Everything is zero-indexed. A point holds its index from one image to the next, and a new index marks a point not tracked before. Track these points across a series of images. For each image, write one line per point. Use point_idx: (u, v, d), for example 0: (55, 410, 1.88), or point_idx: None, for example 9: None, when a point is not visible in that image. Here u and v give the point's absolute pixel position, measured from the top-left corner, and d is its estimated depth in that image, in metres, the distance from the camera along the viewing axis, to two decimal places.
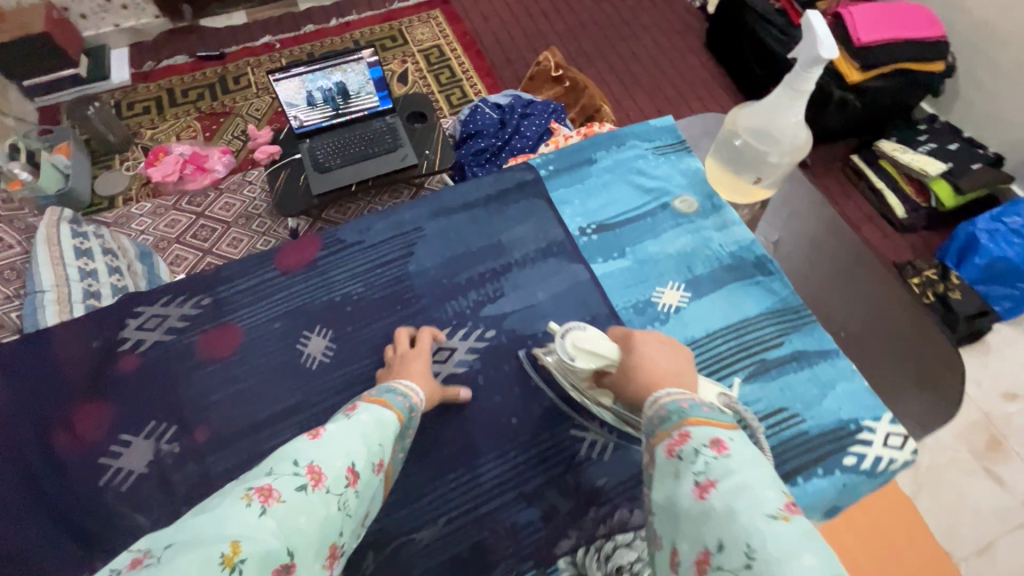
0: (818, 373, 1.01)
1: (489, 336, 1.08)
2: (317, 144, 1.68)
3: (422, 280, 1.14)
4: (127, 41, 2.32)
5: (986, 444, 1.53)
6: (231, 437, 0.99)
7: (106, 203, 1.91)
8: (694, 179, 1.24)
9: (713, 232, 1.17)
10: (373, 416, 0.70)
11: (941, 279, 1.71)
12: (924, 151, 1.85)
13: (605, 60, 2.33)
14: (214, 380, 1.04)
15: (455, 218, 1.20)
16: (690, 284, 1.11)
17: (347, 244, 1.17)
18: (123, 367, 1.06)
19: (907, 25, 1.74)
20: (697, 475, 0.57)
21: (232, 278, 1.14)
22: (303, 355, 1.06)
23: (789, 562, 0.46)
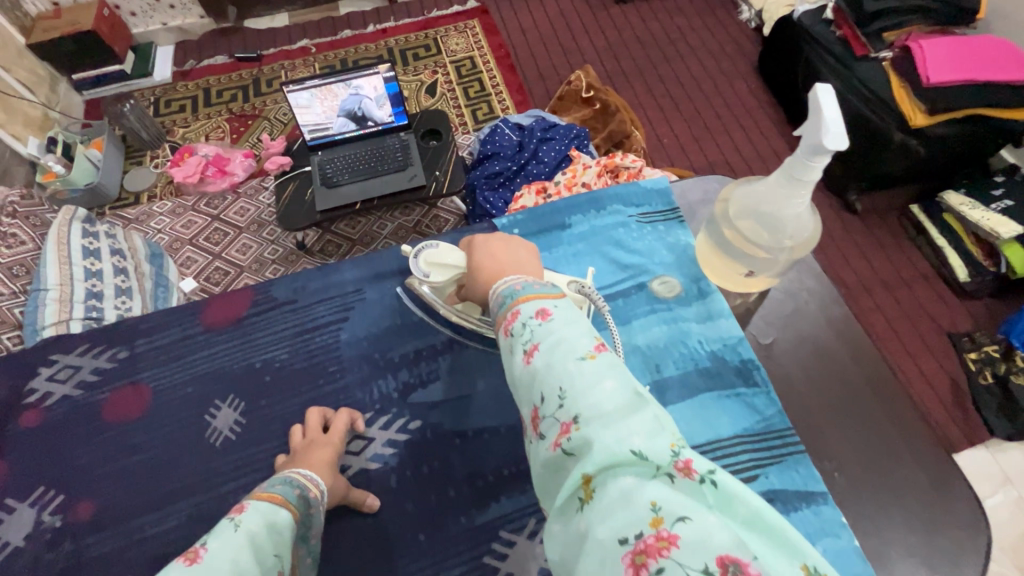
0: (795, 525, 0.72)
1: (413, 427, 0.86)
2: (327, 159, 1.66)
3: (352, 351, 0.92)
4: (173, 39, 2.38)
5: None
6: (118, 515, 0.81)
7: (133, 199, 1.96)
8: (681, 257, 0.95)
9: (694, 323, 0.88)
10: (265, 519, 0.59)
11: (1003, 359, 1.51)
12: (997, 210, 1.59)
13: (643, 81, 2.19)
14: (112, 449, 0.86)
15: (404, 280, 0.98)
16: (653, 389, 0.82)
17: (276, 303, 0.96)
18: (23, 423, 0.90)
19: (990, 64, 1.51)
20: (523, 344, 0.54)
21: (149, 332, 0.96)
22: (208, 430, 0.87)
23: (593, 392, 0.47)
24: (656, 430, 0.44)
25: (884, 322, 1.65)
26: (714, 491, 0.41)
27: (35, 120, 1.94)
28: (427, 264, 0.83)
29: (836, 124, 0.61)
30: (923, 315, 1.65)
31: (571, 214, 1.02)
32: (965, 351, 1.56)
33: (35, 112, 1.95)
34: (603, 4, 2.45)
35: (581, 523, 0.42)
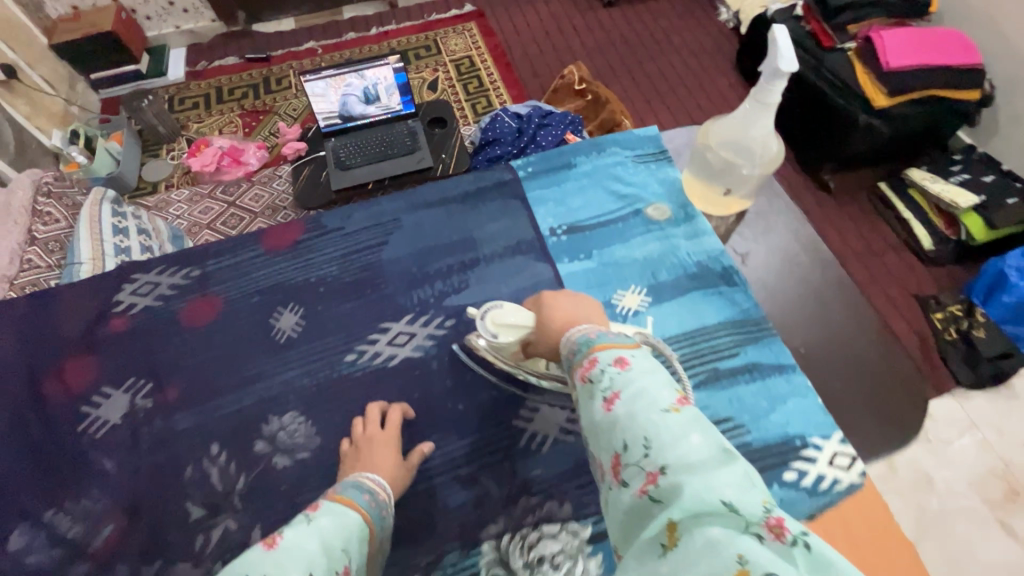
0: (770, 387, 0.89)
1: (448, 325, 0.97)
2: (340, 144, 1.78)
3: (394, 268, 1.04)
4: (185, 41, 2.50)
5: (1002, 495, 1.44)
6: (203, 395, 0.91)
7: (150, 188, 2.06)
8: (670, 189, 1.12)
9: (683, 240, 1.05)
10: (336, 519, 0.63)
11: (965, 316, 1.65)
12: (956, 182, 1.77)
13: (631, 76, 2.35)
14: (189, 349, 0.96)
15: (432, 211, 1.10)
16: (652, 290, 0.99)
17: (326, 230, 1.08)
18: (109, 328, 0.99)
19: (941, 51, 1.68)
20: (603, 392, 0.58)
21: (216, 254, 1.07)
22: (274, 330, 0.97)
23: (679, 444, 0.51)
24: (744, 486, 0.47)
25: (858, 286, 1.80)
26: (806, 553, 0.42)
27: (57, 114, 2.04)
28: (494, 322, 0.86)
29: (789, 49, 0.84)
30: (893, 282, 1.79)
31: (576, 156, 1.18)
32: (932, 312, 1.70)
33: (57, 107, 2.05)
34: (592, 8, 2.62)
35: (663, 567, 0.44)
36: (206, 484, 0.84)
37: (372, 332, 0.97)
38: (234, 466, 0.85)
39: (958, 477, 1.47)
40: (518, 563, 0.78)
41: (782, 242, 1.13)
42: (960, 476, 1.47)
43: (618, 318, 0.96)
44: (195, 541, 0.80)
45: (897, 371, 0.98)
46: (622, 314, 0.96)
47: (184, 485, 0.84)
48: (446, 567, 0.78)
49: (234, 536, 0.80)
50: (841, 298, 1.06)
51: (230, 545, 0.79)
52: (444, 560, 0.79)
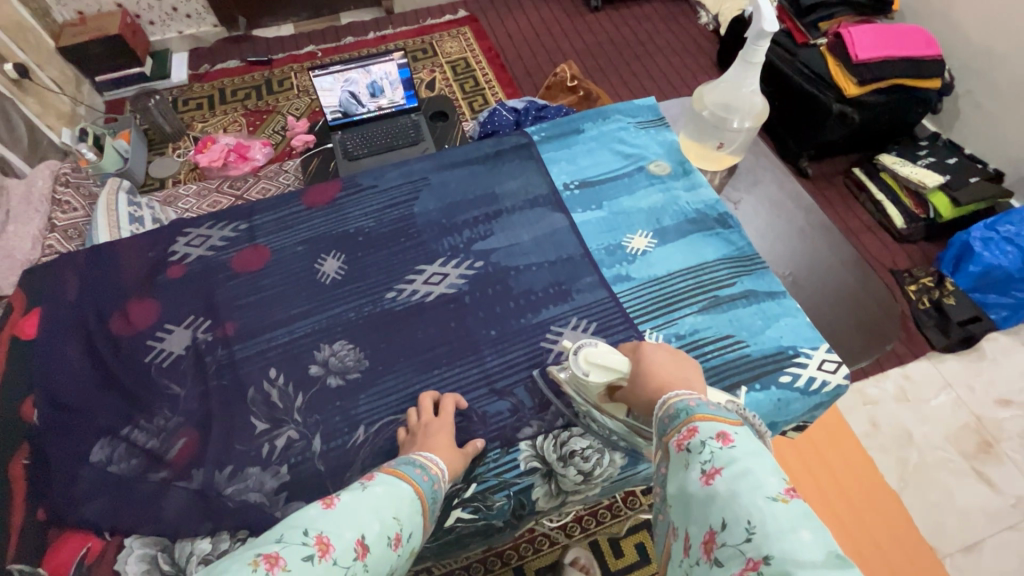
0: (764, 309, 1.02)
1: (477, 266, 1.10)
2: (347, 136, 1.85)
3: (425, 219, 1.16)
4: (187, 46, 2.57)
5: (976, 447, 1.56)
6: (256, 330, 1.03)
7: (158, 184, 2.11)
8: (670, 149, 1.25)
9: (683, 192, 1.18)
10: (388, 489, 0.70)
11: (936, 286, 1.77)
12: (923, 165, 1.91)
13: (618, 75, 2.48)
14: (239, 292, 1.08)
15: (456, 171, 1.23)
16: (658, 233, 1.12)
17: (362, 187, 1.21)
18: (171, 274, 1.11)
19: (905, 44, 1.83)
20: (702, 464, 0.62)
21: (263, 210, 1.19)
22: (318, 273, 1.10)
23: (786, 535, 0.52)
24: None
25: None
26: None
27: (65, 114, 2.09)
28: (590, 360, 0.87)
29: (772, 13, 0.99)
30: (870, 257, 1.92)
31: (583, 123, 1.30)
32: (906, 284, 1.82)
33: (64, 106, 2.09)
34: (580, 13, 2.76)
35: None
36: (269, 399, 0.95)
37: (411, 273, 1.09)
38: (294, 385, 0.96)
39: (935, 431, 1.58)
40: (552, 456, 0.92)
41: (768, 192, 1.28)
42: (937, 430, 1.58)
43: (628, 256, 1.09)
44: (262, 448, 0.90)
45: (871, 293, 1.15)
46: (631, 254, 1.09)
47: (248, 402, 0.95)
48: (490, 461, 0.90)
49: (297, 445, 0.90)
50: (822, 237, 1.21)
51: (297, 451, 0.90)
52: (487, 455, 0.91)
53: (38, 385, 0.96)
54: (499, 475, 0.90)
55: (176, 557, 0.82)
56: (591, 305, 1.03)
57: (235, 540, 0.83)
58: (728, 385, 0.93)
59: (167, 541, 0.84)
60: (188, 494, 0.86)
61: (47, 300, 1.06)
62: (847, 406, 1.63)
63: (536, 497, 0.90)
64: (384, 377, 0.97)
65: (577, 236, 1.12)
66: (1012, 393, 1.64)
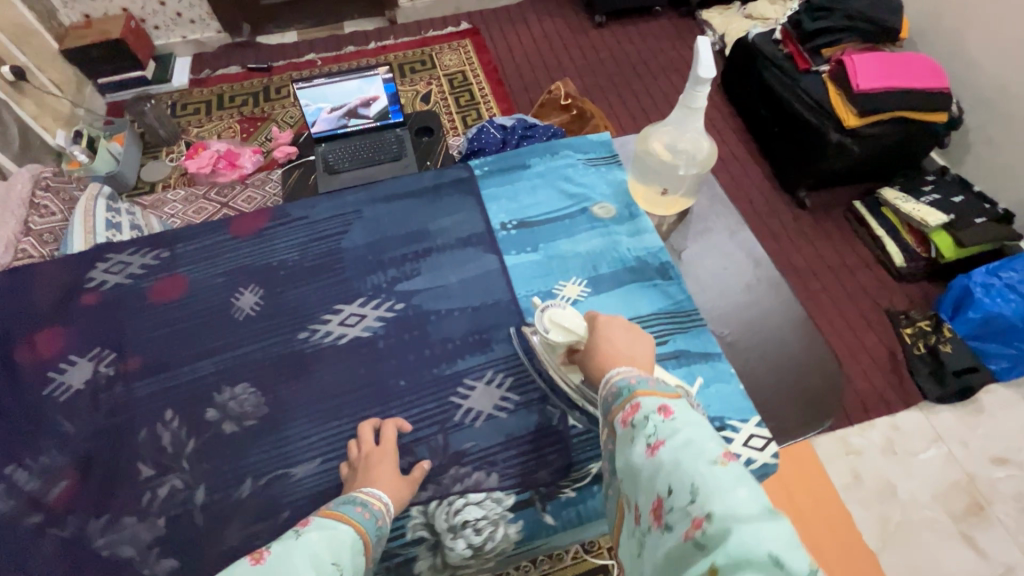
0: (693, 372, 0.90)
1: (398, 308, 0.97)
2: (330, 149, 1.85)
3: (352, 255, 1.03)
4: (191, 51, 2.60)
5: (966, 508, 1.45)
6: (162, 364, 0.92)
7: (148, 187, 2.13)
8: (618, 189, 1.12)
9: (625, 236, 1.05)
10: (326, 532, 0.61)
11: (933, 331, 1.68)
12: (926, 201, 1.82)
13: (617, 94, 2.43)
14: (151, 324, 0.97)
15: (391, 206, 1.10)
16: (593, 281, 0.99)
17: (291, 218, 1.08)
18: (84, 301, 1.00)
19: (911, 75, 1.75)
20: (646, 437, 0.56)
21: (187, 238, 1.07)
22: (233, 308, 0.98)
23: (729, 496, 0.47)
24: (801, 548, 0.43)
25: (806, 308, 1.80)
26: None
27: (64, 115, 2.13)
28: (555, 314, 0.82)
29: (710, 57, 0.84)
30: (864, 296, 1.82)
31: (529, 157, 1.17)
32: (902, 327, 1.72)
33: (63, 108, 2.13)
34: (583, 28, 2.71)
35: None
36: (159, 444, 0.85)
37: (327, 313, 0.97)
38: (187, 429, 0.86)
39: (922, 488, 1.48)
40: (443, 526, 0.79)
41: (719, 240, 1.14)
42: (924, 487, 1.48)
43: None
44: (142, 496, 0.81)
45: (810, 358, 1.04)
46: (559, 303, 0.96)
47: (138, 445, 0.85)
48: None
49: (180, 495, 0.81)
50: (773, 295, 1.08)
51: (178, 501, 0.80)
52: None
53: None
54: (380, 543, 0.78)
55: None
56: (507, 359, 0.91)
57: None
58: None
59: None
60: (58, 545, 0.78)
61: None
62: (829, 456, 1.54)
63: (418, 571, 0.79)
64: (295, 417, 0.86)
65: (506, 279, 0.99)
66: (1010, 451, 1.53)
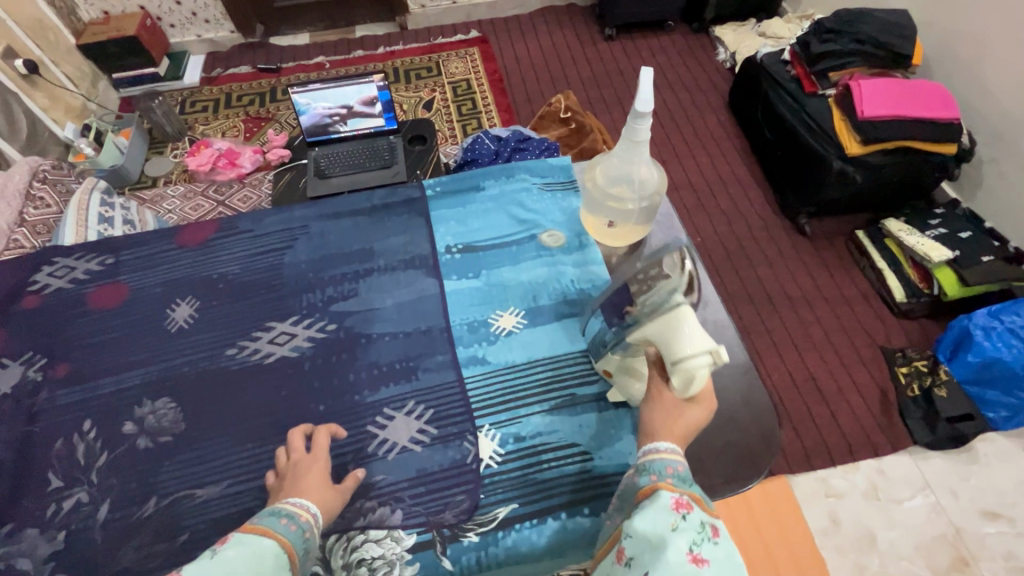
0: (621, 416, 0.85)
1: (329, 329, 0.96)
2: (323, 154, 1.86)
3: (292, 271, 1.03)
4: (205, 49, 2.66)
5: (950, 564, 1.38)
6: (89, 374, 0.93)
7: (150, 183, 2.18)
8: (572, 217, 1.07)
9: (571, 267, 1.00)
10: (245, 550, 0.60)
11: (929, 372, 1.60)
12: (931, 235, 1.74)
13: (620, 109, 2.40)
14: (86, 331, 0.98)
15: (342, 222, 1.09)
16: (530, 312, 0.95)
17: (237, 231, 1.08)
18: (25, 305, 1.01)
19: (919, 103, 1.67)
20: (693, 541, 0.60)
21: (134, 246, 1.08)
22: (166, 319, 0.98)
23: None
24: None
25: (790, 344, 1.74)
26: None
27: (75, 109, 2.19)
28: (687, 353, 0.67)
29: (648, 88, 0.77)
30: (859, 330, 1.75)
31: (484, 179, 1.14)
32: (897, 366, 1.65)
33: (75, 102, 2.20)
34: (593, 40, 2.68)
35: None
36: (72, 456, 0.85)
37: (258, 330, 0.96)
38: (102, 442, 0.86)
39: (902, 539, 1.41)
40: (337, 564, 0.75)
41: None
42: (905, 538, 1.41)
43: (490, 336, 0.93)
44: (48, 507, 0.81)
45: (753, 408, 0.92)
46: (494, 334, 0.93)
47: (52, 455, 0.85)
48: None
49: (83, 510, 0.81)
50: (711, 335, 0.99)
51: (80, 517, 0.80)
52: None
53: None
54: None
55: None
56: (434, 389, 0.88)
57: None
58: (549, 506, 0.78)
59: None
60: None
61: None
62: (806, 496, 1.48)
63: None
64: (210, 434, 0.86)
65: (443, 307, 0.97)
66: (1002, 506, 1.44)
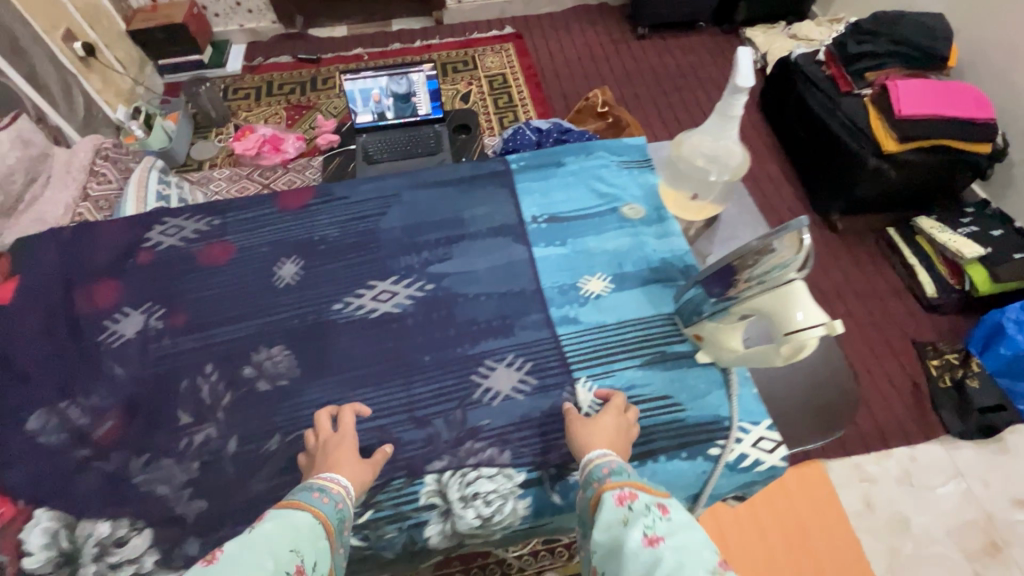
0: (712, 372, 0.90)
1: (427, 289, 1.01)
2: (370, 140, 1.91)
3: (388, 235, 1.09)
4: (246, 39, 2.72)
5: (981, 548, 1.42)
6: (204, 324, 0.99)
7: (195, 165, 2.23)
8: (650, 192, 1.13)
9: (652, 238, 1.06)
10: (277, 522, 0.60)
11: (960, 364, 1.64)
12: (963, 233, 1.78)
13: (654, 106, 2.45)
14: (199, 285, 1.04)
15: (429, 192, 1.15)
16: (616, 277, 1.01)
17: (334, 197, 1.14)
18: (141, 260, 1.08)
19: (953, 103, 1.72)
20: (645, 527, 0.58)
21: (238, 208, 1.14)
22: (275, 277, 1.04)
23: None
24: None
25: None
26: None
27: (124, 92, 2.25)
28: (801, 324, 0.68)
29: (749, 67, 0.87)
30: (892, 323, 1.79)
31: (564, 156, 1.20)
32: (929, 358, 1.69)
33: (125, 85, 2.26)
34: (625, 38, 2.73)
35: None
36: (198, 395, 0.91)
37: (360, 288, 1.02)
38: (224, 383, 0.92)
39: (936, 523, 1.45)
40: (454, 495, 0.82)
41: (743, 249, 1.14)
42: (939, 523, 1.45)
43: (579, 299, 0.98)
44: (180, 441, 0.87)
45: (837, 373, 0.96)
46: (583, 297, 0.99)
47: (179, 395, 0.91)
48: (391, 490, 0.82)
49: (214, 443, 0.87)
50: None
51: (211, 449, 0.86)
52: (389, 483, 0.82)
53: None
54: (397, 506, 0.81)
55: (76, 536, 0.80)
56: (530, 346, 0.93)
57: (134, 529, 0.81)
58: (647, 450, 0.83)
59: (71, 517, 0.81)
60: (102, 477, 0.85)
61: (25, 270, 1.05)
62: (841, 481, 1.52)
63: (428, 536, 0.82)
64: (318, 381, 0.91)
65: (533, 272, 1.02)
66: None
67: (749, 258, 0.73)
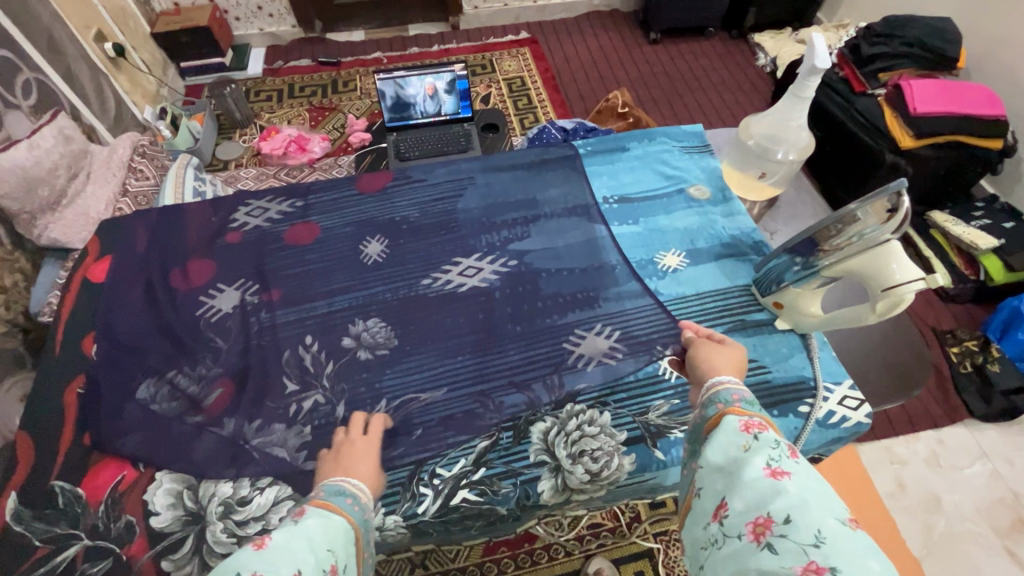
0: (790, 337, 1.01)
1: (511, 265, 1.12)
2: (402, 138, 1.94)
3: (466, 216, 1.21)
4: (266, 43, 2.76)
5: (1010, 524, 1.47)
6: (302, 299, 1.09)
7: (222, 166, 2.25)
8: (712, 176, 1.27)
9: (720, 217, 1.18)
10: (320, 521, 0.61)
11: (980, 351, 1.71)
12: (976, 226, 1.85)
13: (670, 107, 2.52)
14: (289, 262, 1.14)
15: (501, 174, 1.28)
16: (690, 253, 1.12)
17: (412, 179, 1.27)
18: (228, 240, 1.18)
19: (967, 102, 1.79)
20: (770, 459, 0.60)
21: (319, 191, 1.27)
22: (362, 254, 1.15)
23: (858, 562, 0.49)
24: None
25: None
26: None
27: (150, 93, 2.27)
28: (898, 279, 0.82)
29: (825, 51, 1.03)
30: (912, 313, 1.86)
31: (628, 143, 1.34)
32: (949, 345, 1.75)
33: (150, 86, 2.28)
34: (639, 43, 2.81)
35: None
36: (302, 363, 1.00)
37: (447, 264, 1.13)
38: (326, 353, 1.01)
39: (967, 502, 1.50)
40: (562, 453, 0.89)
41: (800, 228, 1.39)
42: (969, 501, 1.50)
43: (658, 272, 1.10)
44: (290, 407, 0.95)
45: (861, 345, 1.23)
46: (661, 270, 1.10)
47: (284, 363, 1.00)
48: (501, 448, 0.90)
49: (322, 409, 0.94)
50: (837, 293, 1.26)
51: (320, 415, 0.93)
52: (497, 443, 0.90)
53: (99, 324, 1.06)
54: (508, 463, 0.89)
55: (199, 496, 0.87)
56: (617, 315, 1.04)
57: (255, 489, 0.87)
58: None
59: (192, 480, 0.89)
60: (217, 440, 0.91)
61: (118, 250, 1.16)
62: (873, 463, 1.57)
63: (541, 491, 0.88)
64: (420, 350, 1.01)
65: (612, 248, 1.14)
66: None
67: (832, 229, 0.87)
